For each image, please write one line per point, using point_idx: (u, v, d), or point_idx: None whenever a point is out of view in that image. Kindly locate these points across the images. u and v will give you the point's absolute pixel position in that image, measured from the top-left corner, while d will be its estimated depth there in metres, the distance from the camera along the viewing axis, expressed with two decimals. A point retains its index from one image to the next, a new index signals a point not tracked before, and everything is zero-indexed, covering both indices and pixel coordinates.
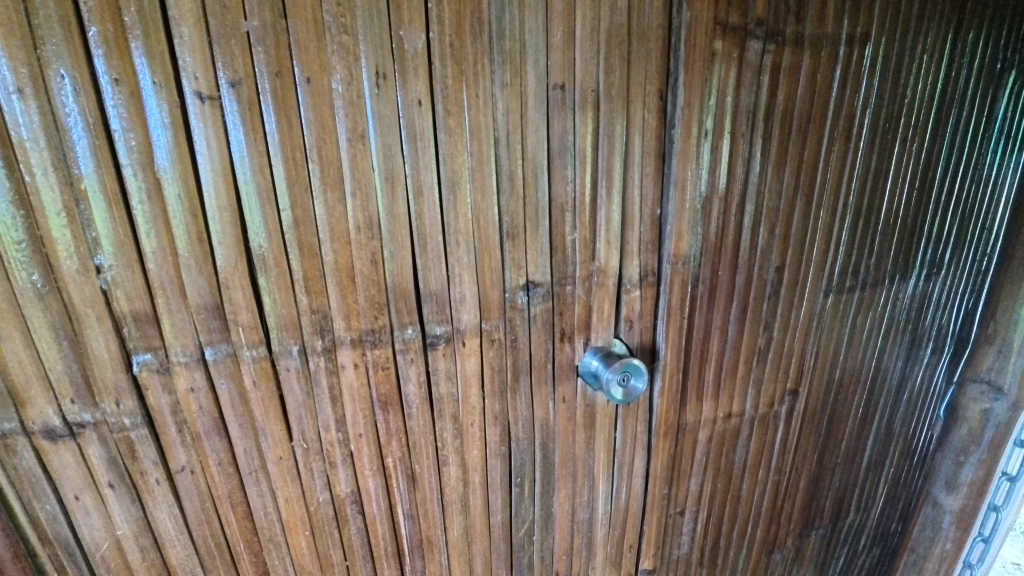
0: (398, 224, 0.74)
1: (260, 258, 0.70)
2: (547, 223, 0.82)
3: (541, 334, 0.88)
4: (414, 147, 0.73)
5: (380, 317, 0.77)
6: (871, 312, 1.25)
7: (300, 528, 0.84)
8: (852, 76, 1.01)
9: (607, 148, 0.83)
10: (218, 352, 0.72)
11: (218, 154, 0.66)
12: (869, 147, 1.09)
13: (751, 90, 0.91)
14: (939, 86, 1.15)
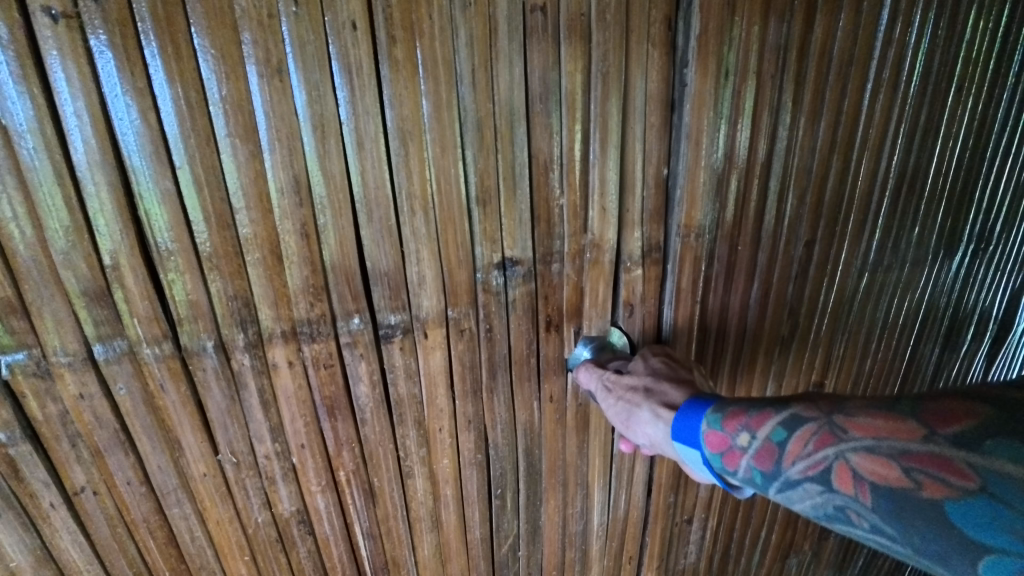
0: (334, 187, 0.59)
1: (155, 231, 0.55)
2: (527, 185, 0.66)
3: (522, 323, 0.72)
4: (350, 86, 0.56)
5: (318, 304, 0.62)
6: (909, 296, 1.09)
7: (238, 553, 0.71)
8: (905, 5, 0.82)
9: (602, 91, 0.66)
10: (111, 349, 0.57)
11: (85, 94, 0.50)
12: (920, 96, 0.90)
13: (783, 19, 0.73)
14: (1005, 23, 0.95)
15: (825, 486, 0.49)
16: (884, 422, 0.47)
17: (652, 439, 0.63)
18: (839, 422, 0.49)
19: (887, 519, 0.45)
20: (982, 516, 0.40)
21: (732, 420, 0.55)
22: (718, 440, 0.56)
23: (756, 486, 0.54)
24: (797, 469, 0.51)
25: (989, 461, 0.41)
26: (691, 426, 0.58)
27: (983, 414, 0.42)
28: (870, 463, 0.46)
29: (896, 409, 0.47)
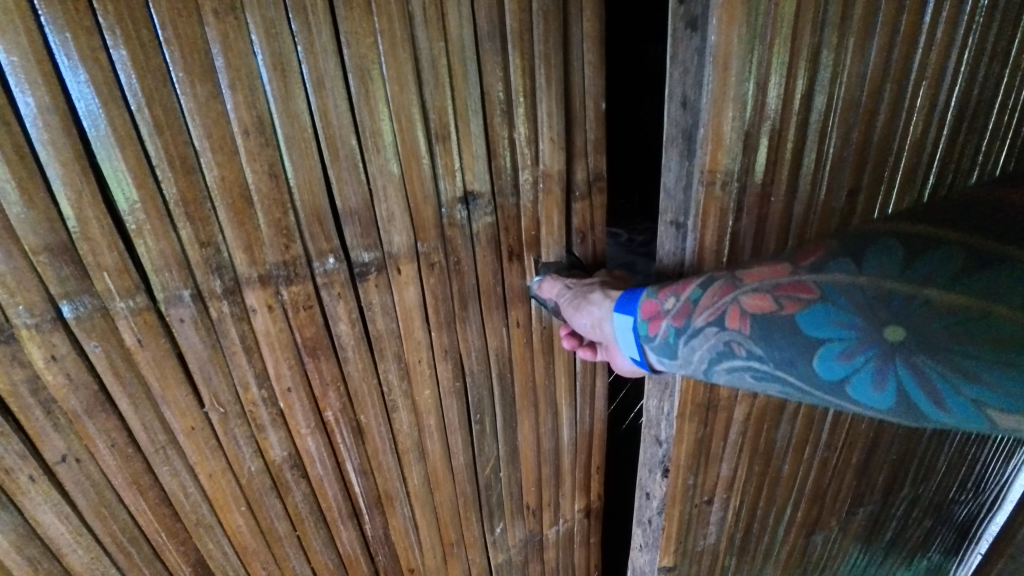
0: (297, 126, 0.60)
1: (113, 176, 0.54)
2: (481, 122, 0.71)
3: (485, 254, 0.78)
4: (305, 22, 0.57)
5: (292, 247, 0.64)
6: None
7: (234, 504, 0.72)
8: None
9: (544, 28, 0.71)
10: (80, 307, 0.56)
11: (19, 31, 0.47)
12: (989, 16, 0.88)
13: None
14: None
15: (720, 326, 0.64)
16: (767, 270, 0.63)
17: (593, 318, 0.76)
18: (738, 276, 0.66)
19: (759, 339, 0.61)
20: (821, 315, 0.57)
21: (663, 290, 0.71)
22: (651, 304, 0.71)
23: (671, 342, 0.69)
24: (702, 318, 0.66)
25: (830, 277, 0.58)
26: (633, 297, 0.74)
27: (830, 248, 0.60)
28: (753, 298, 0.62)
29: (777, 260, 0.64)
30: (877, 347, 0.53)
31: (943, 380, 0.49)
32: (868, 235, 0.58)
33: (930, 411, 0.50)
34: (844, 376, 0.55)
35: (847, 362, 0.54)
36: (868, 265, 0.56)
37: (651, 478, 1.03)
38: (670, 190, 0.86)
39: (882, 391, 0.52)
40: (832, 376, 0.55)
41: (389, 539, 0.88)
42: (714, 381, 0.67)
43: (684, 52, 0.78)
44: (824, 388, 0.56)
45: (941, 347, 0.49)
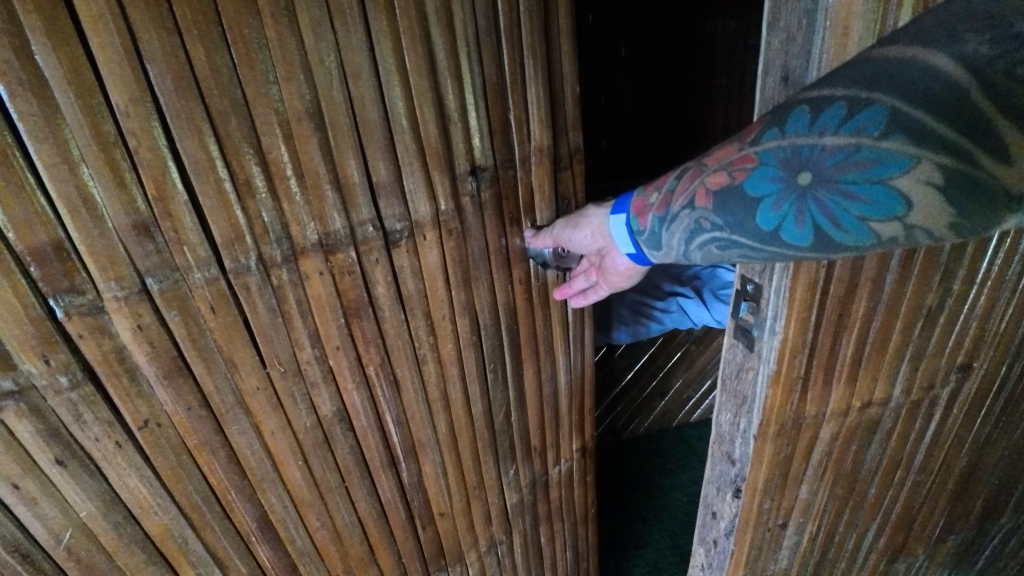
0: (338, 111, 0.70)
1: (188, 158, 0.61)
2: (484, 105, 0.84)
3: (492, 219, 0.91)
4: (341, 22, 0.67)
5: (339, 218, 0.74)
6: None
7: (292, 459, 0.80)
8: None
9: (529, 25, 0.85)
10: (162, 280, 0.63)
11: (108, 33, 0.54)
12: None
13: None
14: None
15: (690, 206, 0.81)
16: (721, 151, 0.79)
17: (591, 228, 0.92)
18: (700, 162, 0.81)
19: (721, 210, 0.78)
20: (761, 178, 0.73)
21: (649, 188, 0.87)
22: (639, 203, 0.88)
23: (656, 231, 0.85)
24: (678, 203, 0.82)
25: (765, 146, 0.73)
26: (624, 201, 0.90)
27: (764, 122, 0.75)
28: (714, 176, 0.78)
29: (727, 141, 0.79)
30: (796, 195, 0.71)
31: (839, 208, 0.68)
32: (791, 102, 0.72)
33: (835, 235, 0.70)
34: (777, 223, 0.73)
35: (776, 211, 0.73)
36: (791, 129, 0.71)
37: (722, 498, 1.23)
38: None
39: (803, 229, 0.71)
40: (768, 225, 0.74)
41: (422, 484, 0.99)
42: (692, 256, 0.84)
43: (791, 22, 0.87)
44: (765, 237, 0.75)
45: (837, 183, 0.68)
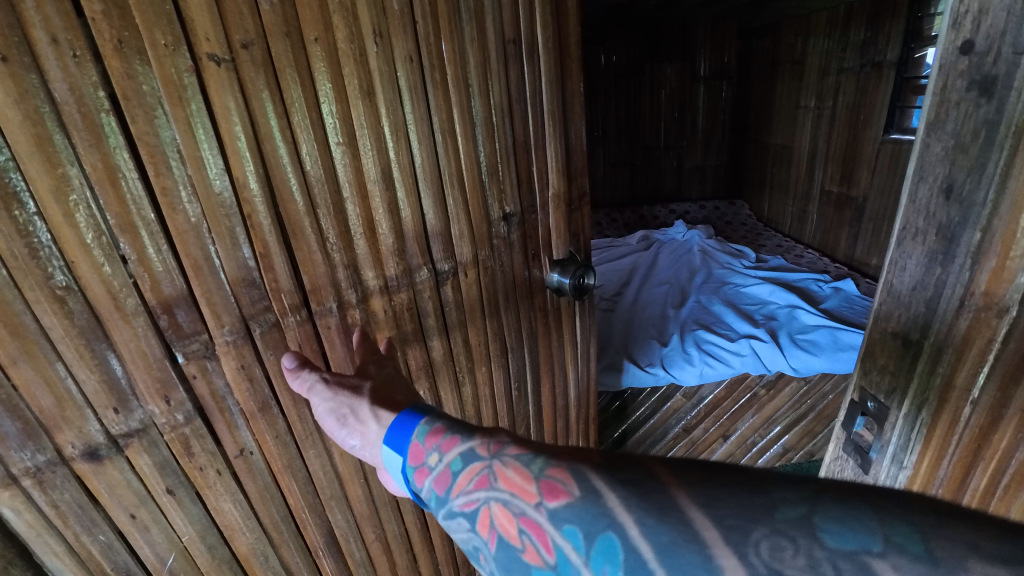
0: (405, 172, 0.82)
1: (291, 218, 0.72)
2: (515, 159, 0.99)
3: (519, 257, 1.06)
4: (411, 99, 0.80)
5: (402, 261, 0.85)
6: None
7: (355, 477, 0.89)
8: None
9: (549, 94, 1.01)
10: (262, 324, 0.72)
11: (238, 119, 0.64)
12: None
13: None
14: None
15: (470, 525, 0.53)
16: (520, 477, 0.51)
17: (364, 437, 0.65)
18: (496, 464, 0.53)
19: (500, 571, 0.50)
20: None
21: (433, 437, 0.59)
22: (419, 450, 0.59)
23: (430, 506, 0.57)
24: (458, 503, 0.54)
25: (565, 545, 0.46)
26: (404, 436, 0.61)
27: (574, 497, 0.47)
28: (501, 516, 0.50)
29: (531, 466, 0.52)
30: None
31: None
32: (609, 507, 0.45)
33: None
34: None
35: None
36: (597, 558, 0.44)
37: None
38: (906, 296, 0.87)
39: None
40: None
41: None
42: None
43: (965, 129, 0.75)
44: None
45: None
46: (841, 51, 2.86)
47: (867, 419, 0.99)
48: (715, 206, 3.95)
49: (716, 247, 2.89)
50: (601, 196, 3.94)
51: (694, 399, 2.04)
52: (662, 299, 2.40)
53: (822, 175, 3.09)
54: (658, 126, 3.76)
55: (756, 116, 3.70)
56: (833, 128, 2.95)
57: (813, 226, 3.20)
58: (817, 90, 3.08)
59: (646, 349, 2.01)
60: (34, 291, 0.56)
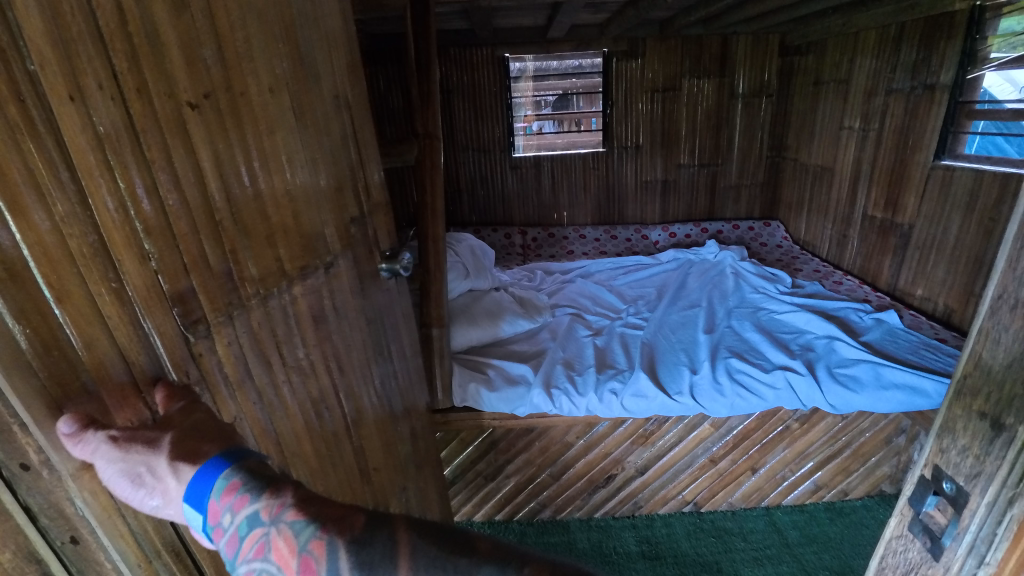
0: (296, 191, 0.95)
1: (248, 227, 0.83)
2: (353, 178, 1.17)
3: (366, 252, 1.22)
4: (291, 133, 0.94)
5: (308, 260, 0.98)
6: None
7: (307, 436, 0.98)
8: None
9: (360, 124, 1.21)
10: (246, 306, 0.82)
11: (206, 148, 0.75)
12: None
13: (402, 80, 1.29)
14: None
15: None
16: (287, 546, 0.56)
17: (167, 493, 0.60)
18: (271, 530, 0.57)
19: None
20: None
21: (228, 494, 0.59)
22: (215, 508, 0.59)
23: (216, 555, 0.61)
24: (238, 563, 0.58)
25: None
26: (201, 490, 0.59)
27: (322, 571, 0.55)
28: None
29: (298, 533, 0.56)
30: None
31: None
32: None
33: None
34: None
35: None
36: None
37: None
38: (994, 373, 0.57)
39: None
40: None
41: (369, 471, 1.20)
42: None
43: None
44: None
45: None
46: (891, 72, 2.75)
47: (940, 501, 0.63)
48: (750, 226, 3.84)
49: (750, 268, 2.81)
50: (631, 210, 3.88)
51: (722, 429, 2.02)
52: (689, 322, 2.34)
53: (866, 202, 2.97)
54: (694, 142, 3.72)
55: (796, 135, 3.59)
56: (880, 150, 2.84)
57: (853, 251, 3.08)
58: (863, 112, 2.97)
59: (673, 376, 1.95)
60: (94, 287, 0.59)
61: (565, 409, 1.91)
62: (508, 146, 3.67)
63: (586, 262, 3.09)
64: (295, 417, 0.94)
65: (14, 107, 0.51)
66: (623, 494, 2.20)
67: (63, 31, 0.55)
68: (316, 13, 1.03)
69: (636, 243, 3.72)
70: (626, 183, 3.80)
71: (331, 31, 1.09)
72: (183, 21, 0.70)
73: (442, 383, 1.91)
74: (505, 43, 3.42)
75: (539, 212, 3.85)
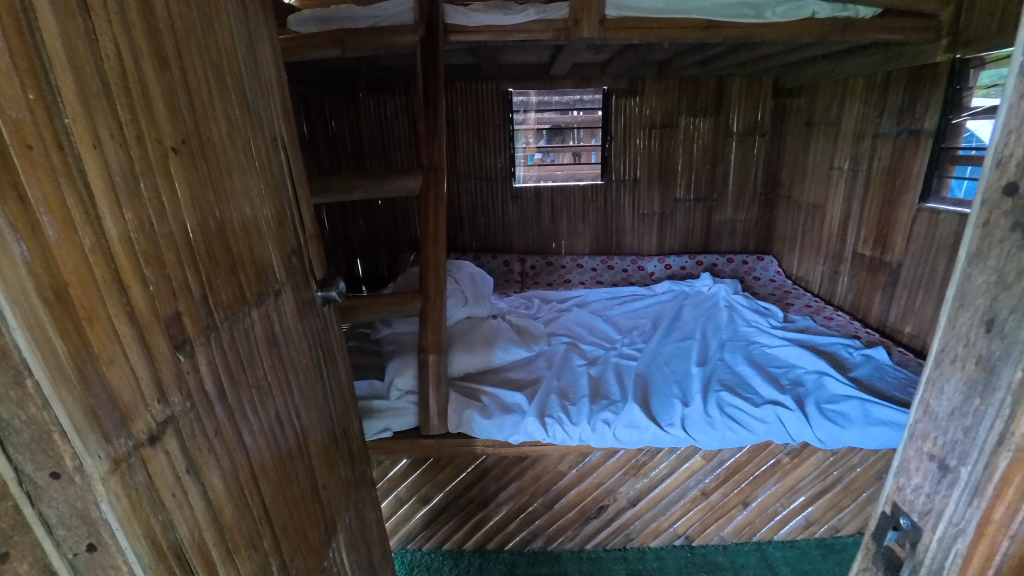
0: (249, 223, 1.02)
1: (217, 257, 0.89)
2: (290, 210, 1.24)
3: (302, 279, 1.29)
4: (241, 171, 1.01)
5: (261, 285, 1.05)
6: None
7: (269, 449, 1.03)
8: None
9: (294, 161, 1.29)
10: (223, 326, 0.89)
11: (183, 188, 0.80)
12: None
13: None
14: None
15: None
16: None
17: None
18: None
19: None
20: None
21: None
22: None
23: None
24: None
25: None
26: None
27: None
28: None
29: None
30: None
31: None
32: None
33: None
34: None
35: None
36: None
37: None
38: (940, 422, 0.59)
39: None
40: None
41: (311, 491, 1.23)
42: None
43: (1008, 267, 0.50)
44: None
45: None
46: (878, 116, 2.86)
47: (899, 537, 0.64)
48: (744, 259, 3.92)
49: (743, 302, 2.87)
50: (628, 240, 3.95)
51: (714, 462, 2.04)
52: (682, 353, 2.38)
53: (856, 239, 3.05)
54: (690, 177, 3.83)
55: (789, 173, 3.71)
56: (869, 191, 2.93)
57: (845, 287, 3.14)
58: (852, 153, 3.07)
59: (665, 408, 1.98)
60: (112, 307, 0.63)
61: (558, 438, 1.93)
62: (508, 176, 3.77)
63: (583, 291, 3.15)
64: (259, 432, 0.99)
65: (57, 153, 0.57)
66: (615, 525, 2.20)
67: (82, 88, 0.61)
68: (254, 60, 1.11)
69: (633, 274, 3.81)
70: (624, 215, 3.89)
71: (265, 76, 1.17)
72: (164, 78, 0.78)
73: (437, 408, 1.94)
74: (509, 79, 3.55)
75: (538, 240, 3.93)
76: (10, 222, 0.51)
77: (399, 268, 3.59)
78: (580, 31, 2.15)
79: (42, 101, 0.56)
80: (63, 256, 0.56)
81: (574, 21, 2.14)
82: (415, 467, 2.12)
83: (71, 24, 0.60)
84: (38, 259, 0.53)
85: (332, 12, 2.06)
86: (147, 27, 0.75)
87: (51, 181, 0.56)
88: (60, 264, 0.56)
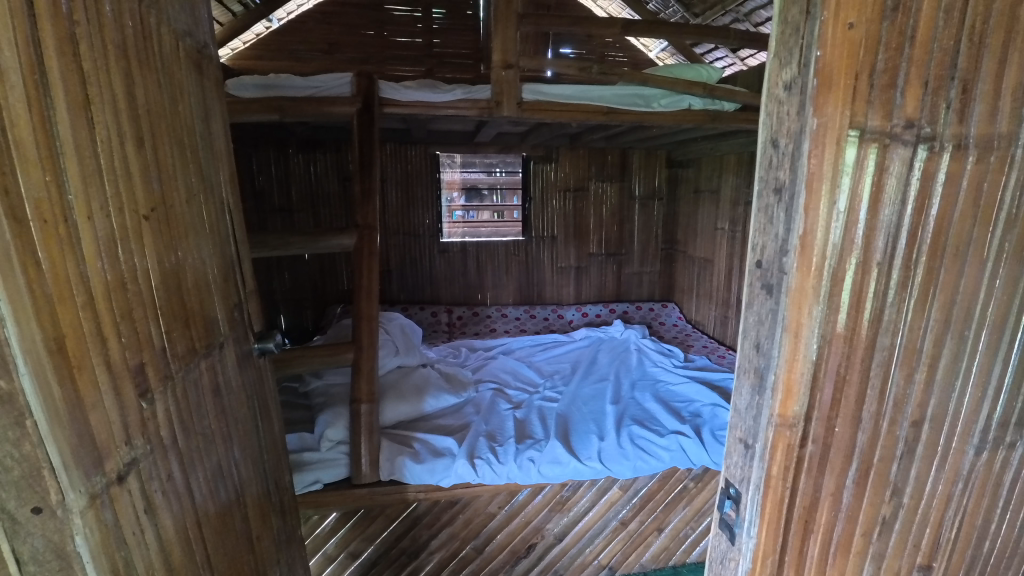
0: (200, 279, 1.11)
1: (175, 311, 0.97)
2: (234, 268, 1.33)
3: (243, 331, 1.36)
4: (195, 232, 1.11)
5: (209, 337, 1.13)
6: None
7: (212, 496, 1.07)
8: None
9: (239, 222, 1.39)
10: (178, 375, 0.96)
11: (151, 249, 0.90)
12: None
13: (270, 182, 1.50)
14: None
15: None
16: None
17: None
18: None
19: None
20: None
21: None
22: None
23: None
24: None
25: None
26: None
27: None
28: None
29: None
30: None
31: None
32: None
33: None
34: None
35: None
36: None
37: None
38: (743, 414, 0.78)
39: None
40: None
41: (247, 541, 1.25)
42: None
43: (762, 307, 0.72)
44: None
45: None
46: (748, 188, 3.45)
47: (732, 504, 0.81)
48: (651, 307, 4.35)
49: (650, 346, 3.21)
50: (549, 291, 4.26)
51: (630, 492, 2.24)
52: (599, 394, 2.62)
53: (738, 288, 3.55)
54: (601, 234, 4.26)
55: (684, 232, 4.26)
56: (745, 248, 3.46)
57: (733, 330, 3.61)
58: (731, 217, 3.63)
59: (584, 443, 2.17)
60: (95, 357, 0.71)
61: (486, 478, 2.04)
62: (436, 232, 3.97)
63: (508, 340, 3.34)
64: (203, 477, 1.03)
65: (63, 225, 0.67)
66: (543, 564, 2.30)
67: (84, 169, 0.72)
68: (209, 134, 1.23)
69: (553, 323, 4.09)
70: (544, 268, 4.21)
71: (218, 147, 1.28)
72: (141, 155, 0.89)
73: (369, 457, 1.98)
74: (437, 144, 3.82)
75: (465, 292, 4.12)
76: (31, 285, 0.60)
77: (325, 321, 3.59)
78: (501, 111, 2.46)
79: (56, 181, 0.66)
80: (63, 312, 0.65)
81: (496, 102, 2.45)
82: (345, 521, 2.11)
83: (79, 118, 0.72)
84: (45, 315, 0.62)
85: (273, 80, 2.21)
86: (130, 113, 0.86)
87: (58, 250, 0.66)
88: (62, 319, 0.65)
